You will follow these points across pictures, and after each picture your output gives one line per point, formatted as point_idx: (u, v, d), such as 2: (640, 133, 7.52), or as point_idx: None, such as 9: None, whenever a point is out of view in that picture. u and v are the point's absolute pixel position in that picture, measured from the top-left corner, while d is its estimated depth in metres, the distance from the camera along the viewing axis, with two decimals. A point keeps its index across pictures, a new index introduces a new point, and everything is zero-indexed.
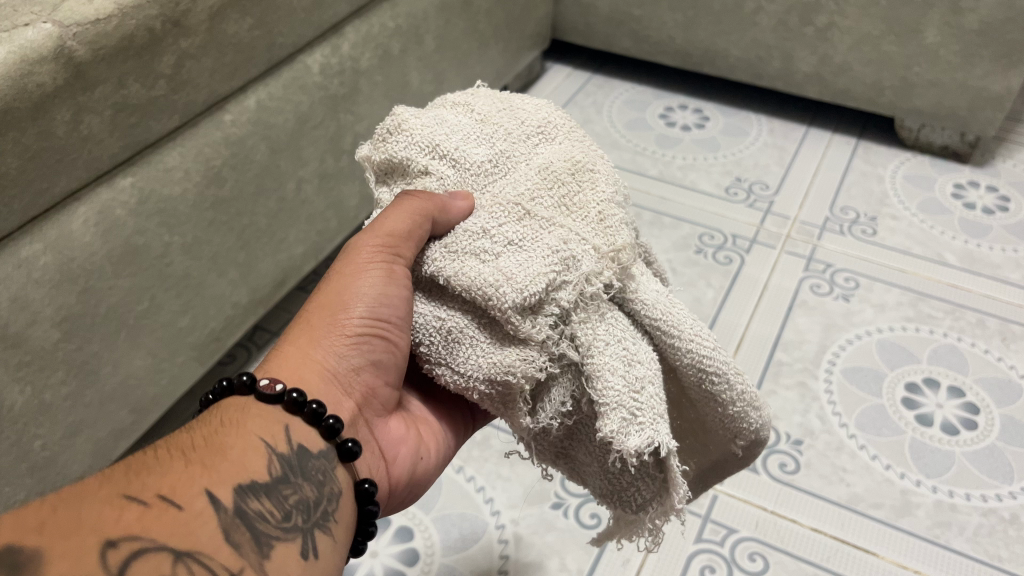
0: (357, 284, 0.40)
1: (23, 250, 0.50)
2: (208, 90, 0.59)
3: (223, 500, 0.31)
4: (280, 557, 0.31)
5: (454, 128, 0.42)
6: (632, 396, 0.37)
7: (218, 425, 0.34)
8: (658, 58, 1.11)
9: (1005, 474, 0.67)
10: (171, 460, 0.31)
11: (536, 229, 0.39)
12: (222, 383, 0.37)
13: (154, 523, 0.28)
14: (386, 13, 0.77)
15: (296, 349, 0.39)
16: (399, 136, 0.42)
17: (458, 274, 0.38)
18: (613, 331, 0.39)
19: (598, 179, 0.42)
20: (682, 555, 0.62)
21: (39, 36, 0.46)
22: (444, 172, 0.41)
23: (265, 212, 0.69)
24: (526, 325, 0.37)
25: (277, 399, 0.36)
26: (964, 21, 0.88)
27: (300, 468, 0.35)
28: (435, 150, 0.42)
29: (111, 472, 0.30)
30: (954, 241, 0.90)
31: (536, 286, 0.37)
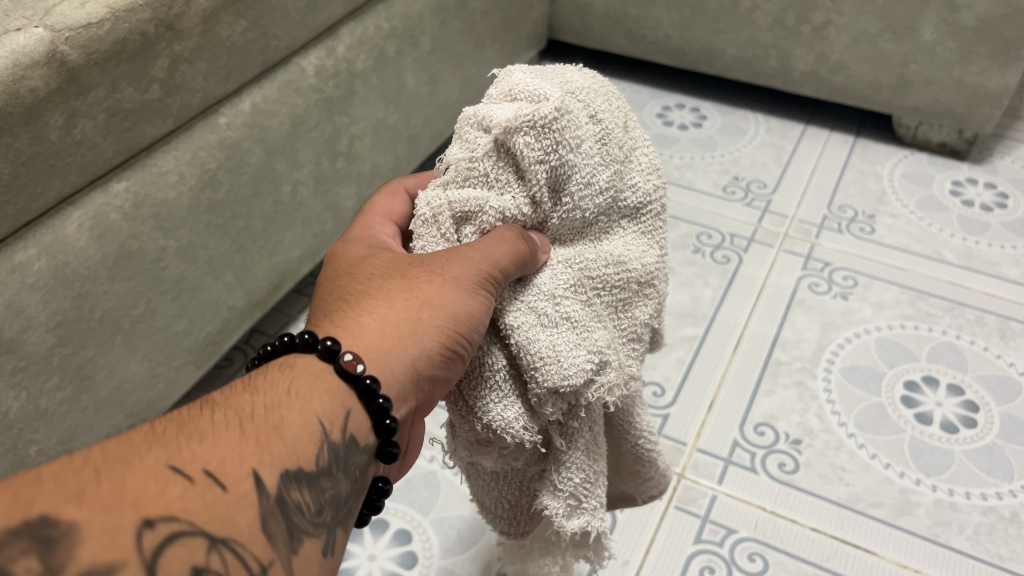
0: (450, 292, 0.36)
1: (18, 255, 0.49)
2: (202, 93, 0.59)
3: (268, 484, 0.30)
4: (305, 554, 0.30)
5: (586, 163, 0.39)
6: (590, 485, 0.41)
7: (282, 395, 0.33)
8: (655, 58, 1.10)
9: (1005, 472, 0.67)
10: (225, 429, 0.30)
11: (591, 320, 0.39)
12: (305, 337, 0.35)
13: (195, 502, 0.27)
14: (381, 14, 0.77)
15: (379, 334, 0.36)
16: (546, 142, 0.37)
17: (522, 334, 0.37)
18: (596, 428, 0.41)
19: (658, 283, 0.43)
20: (681, 556, 0.62)
21: (31, 41, 0.46)
22: (546, 205, 0.39)
23: (260, 215, 0.69)
24: (550, 408, 0.38)
25: (354, 379, 0.34)
26: (961, 18, 0.87)
27: (344, 462, 0.33)
28: (556, 177, 0.38)
29: (161, 435, 0.29)
30: (952, 238, 0.90)
31: (577, 380, 0.37)
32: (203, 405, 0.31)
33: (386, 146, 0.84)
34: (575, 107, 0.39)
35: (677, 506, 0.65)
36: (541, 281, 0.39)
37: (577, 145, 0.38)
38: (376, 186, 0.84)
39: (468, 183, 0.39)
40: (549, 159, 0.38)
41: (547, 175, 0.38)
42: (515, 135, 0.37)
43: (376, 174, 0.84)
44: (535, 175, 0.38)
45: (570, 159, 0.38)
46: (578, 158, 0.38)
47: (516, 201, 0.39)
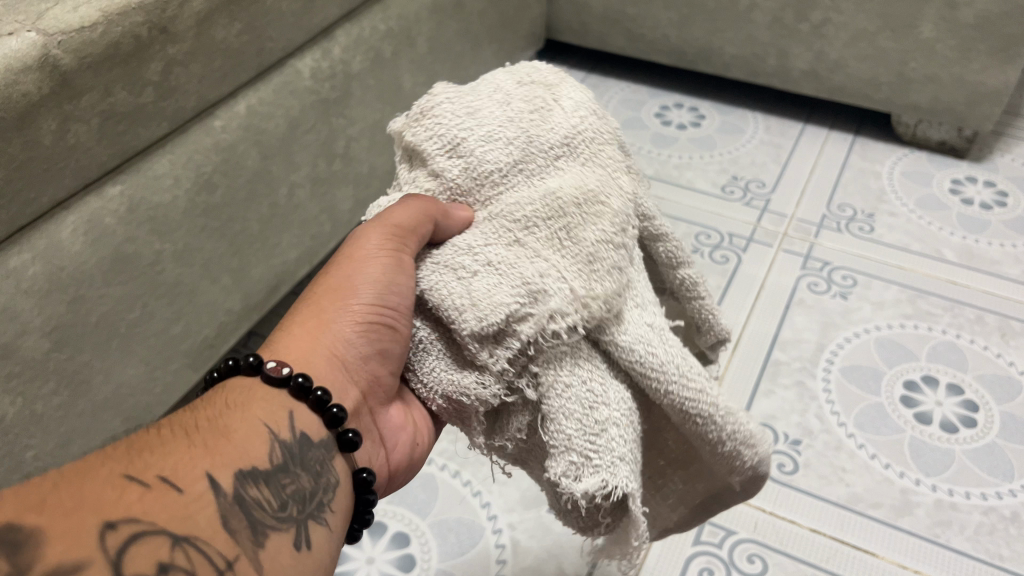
0: (360, 271, 0.39)
1: (12, 260, 0.49)
2: (197, 95, 0.59)
3: (223, 485, 0.30)
4: (274, 547, 0.31)
5: (483, 123, 0.41)
6: (588, 439, 0.37)
7: (222, 407, 0.34)
8: (653, 57, 1.10)
9: (1006, 472, 0.67)
10: (174, 441, 0.31)
11: (520, 257, 0.38)
12: (227, 362, 0.37)
13: (154, 504, 0.28)
14: (377, 16, 0.77)
15: (302, 333, 0.38)
16: (427, 122, 0.41)
17: (431, 289, 0.38)
18: (578, 373, 0.38)
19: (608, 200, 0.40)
20: (681, 558, 0.62)
21: (24, 45, 0.46)
22: (453, 175, 0.41)
23: (257, 217, 0.69)
24: (484, 352, 0.37)
25: (283, 383, 0.36)
26: (960, 15, 0.87)
27: (300, 459, 0.34)
28: (454, 148, 0.41)
29: (112, 451, 0.29)
30: (952, 236, 0.90)
31: (495, 317, 0.36)
32: (148, 427, 0.32)
33: (384, 148, 0.84)
34: (460, 97, 0.42)
35: None
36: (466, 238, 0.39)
37: (465, 121, 0.41)
38: (373, 188, 0.84)
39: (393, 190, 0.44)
40: (442, 148, 0.41)
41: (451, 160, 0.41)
42: (405, 133, 0.42)
43: (373, 176, 0.83)
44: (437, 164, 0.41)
45: (461, 137, 0.41)
46: (469, 125, 0.41)
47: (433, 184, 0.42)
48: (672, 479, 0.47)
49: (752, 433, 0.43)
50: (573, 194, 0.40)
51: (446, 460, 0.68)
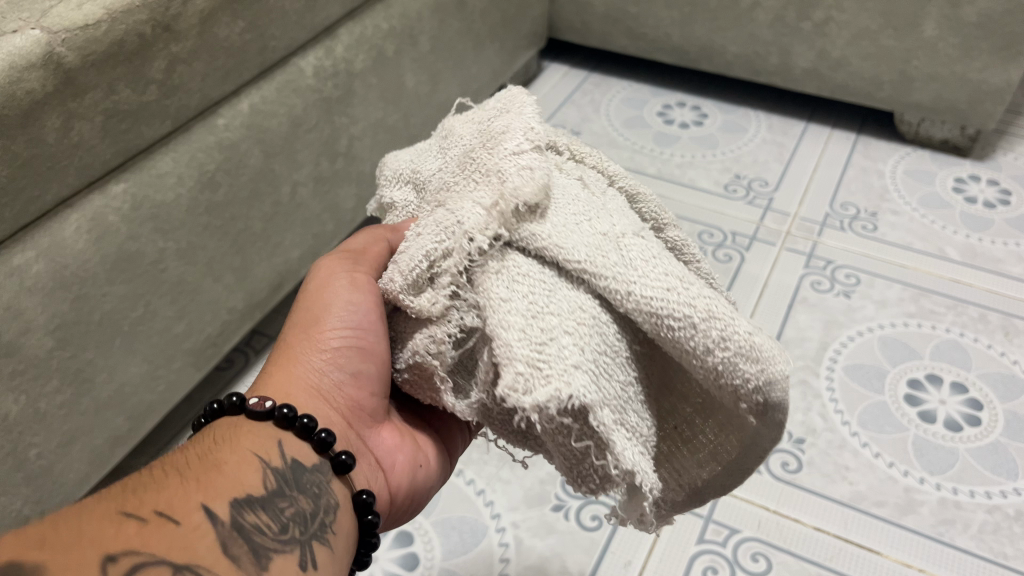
0: (325, 300, 0.41)
1: (16, 257, 0.49)
2: (201, 94, 0.59)
3: (220, 514, 0.31)
4: (278, 569, 0.31)
5: (423, 152, 0.46)
6: (533, 347, 0.34)
7: (211, 443, 0.34)
8: (655, 56, 1.10)
9: (1010, 471, 0.67)
10: (168, 477, 0.31)
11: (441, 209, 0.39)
12: (213, 406, 0.38)
13: (152, 537, 0.28)
14: (380, 14, 0.77)
15: (278, 371, 0.40)
16: (380, 175, 0.47)
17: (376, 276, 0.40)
18: (516, 287, 0.36)
19: (514, 127, 0.40)
20: (684, 556, 0.61)
21: (27, 43, 0.45)
22: (405, 200, 0.45)
23: (260, 216, 0.69)
24: (419, 298, 0.37)
25: (268, 416, 0.36)
26: (963, 13, 0.87)
27: (295, 482, 0.35)
28: (402, 179, 0.45)
29: (108, 493, 0.30)
30: (955, 235, 0.90)
31: (414, 259, 0.37)
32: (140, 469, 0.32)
33: (386, 147, 0.83)
34: (413, 153, 0.47)
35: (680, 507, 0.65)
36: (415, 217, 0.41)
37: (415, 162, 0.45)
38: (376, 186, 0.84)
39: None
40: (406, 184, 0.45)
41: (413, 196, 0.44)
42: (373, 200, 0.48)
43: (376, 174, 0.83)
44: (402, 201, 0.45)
45: (415, 171, 0.45)
46: (409, 162, 0.45)
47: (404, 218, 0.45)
48: (700, 431, 0.41)
49: (761, 342, 0.35)
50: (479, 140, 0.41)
51: None
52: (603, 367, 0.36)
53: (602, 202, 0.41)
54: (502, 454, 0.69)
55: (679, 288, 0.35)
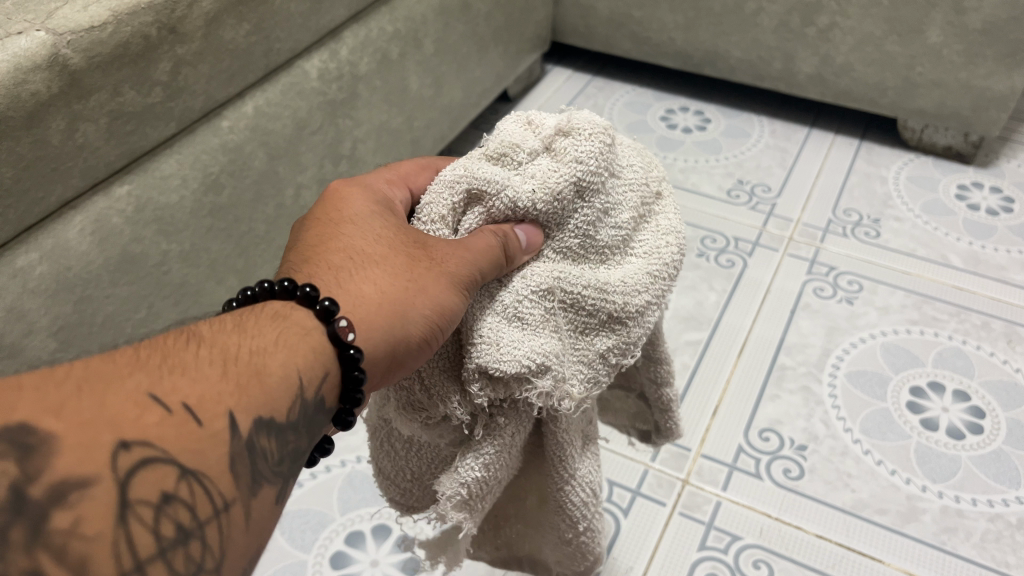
0: (443, 284, 0.36)
1: (20, 259, 0.49)
2: (206, 96, 0.59)
3: (241, 427, 0.29)
4: (264, 500, 0.30)
5: (611, 202, 0.40)
6: (483, 491, 0.41)
7: (269, 342, 0.32)
8: (659, 60, 1.10)
9: (1012, 480, 0.67)
10: (209, 365, 0.30)
11: (541, 323, 0.38)
12: (306, 289, 0.34)
13: (170, 431, 0.27)
14: (384, 17, 0.77)
15: (368, 311, 0.35)
16: (585, 144, 0.38)
17: (468, 314, 0.38)
18: (516, 443, 0.41)
19: (640, 331, 0.41)
20: (686, 564, 0.61)
21: (32, 44, 0.46)
22: (575, 214, 0.39)
23: (264, 218, 0.69)
24: (477, 390, 0.37)
25: (340, 346, 0.34)
26: (967, 20, 0.87)
27: (313, 419, 0.33)
28: (583, 191, 0.39)
29: (144, 362, 0.29)
30: (957, 242, 0.90)
31: (505, 371, 0.36)
32: (187, 337, 0.31)
33: (389, 149, 0.83)
34: (610, 153, 0.39)
35: (680, 513, 0.65)
36: (557, 240, 0.40)
37: (608, 176, 0.40)
38: None
39: (494, 161, 0.40)
40: (578, 184, 0.39)
41: (577, 202, 0.39)
42: (558, 141, 0.39)
43: None
44: (562, 204, 0.39)
45: (604, 178, 0.39)
46: (604, 199, 0.40)
47: (533, 192, 0.38)
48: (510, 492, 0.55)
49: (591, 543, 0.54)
50: (620, 300, 0.39)
51: None
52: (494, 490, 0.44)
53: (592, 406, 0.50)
54: None
55: (588, 504, 0.51)
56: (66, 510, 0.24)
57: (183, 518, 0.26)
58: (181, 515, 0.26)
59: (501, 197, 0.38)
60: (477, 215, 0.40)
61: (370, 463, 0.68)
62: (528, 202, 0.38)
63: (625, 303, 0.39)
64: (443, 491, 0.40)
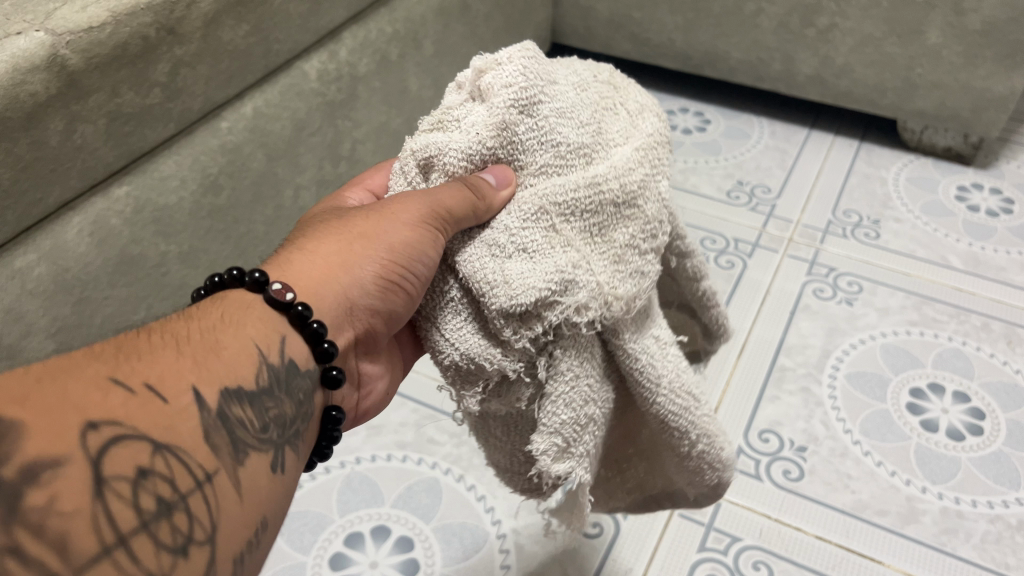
0: (396, 231, 0.39)
1: (18, 260, 0.49)
2: (204, 96, 0.59)
3: (209, 400, 0.30)
4: (251, 466, 0.31)
5: (563, 107, 0.41)
6: (575, 432, 0.40)
7: (218, 320, 0.34)
8: (658, 61, 1.10)
9: (1012, 481, 0.66)
10: (165, 347, 0.31)
11: (553, 245, 0.39)
12: (232, 273, 0.37)
13: (138, 410, 0.27)
14: (384, 18, 0.77)
15: (323, 270, 0.39)
16: (508, 68, 0.40)
17: (466, 264, 0.39)
18: (587, 369, 0.40)
19: (649, 210, 0.41)
20: (686, 565, 0.61)
21: (31, 45, 0.46)
22: (523, 133, 0.40)
23: (263, 220, 0.69)
24: (510, 331, 0.38)
25: (284, 308, 0.36)
26: (966, 21, 0.87)
27: (285, 384, 0.35)
28: (530, 109, 0.40)
29: (100, 351, 0.29)
30: (958, 243, 0.90)
31: (525, 298, 0.37)
32: (139, 329, 0.32)
33: (389, 150, 0.83)
34: (538, 63, 0.40)
35: (680, 514, 0.64)
36: (534, 162, 0.40)
37: (547, 87, 0.40)
38: None
39: (438, 129, 0.42)
40: (517, 103, 0.39)
41: (528, 121, 0.40)
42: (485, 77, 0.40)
43: None
44: (515, 130, 0.40)
45: (541, 92, 0.40)
46: (552, 109, 0.40)
47: (480, 136, 0.40)
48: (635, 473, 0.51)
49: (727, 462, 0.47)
50: (616, 190, 0.40)
51: (450, 463, 0.68)
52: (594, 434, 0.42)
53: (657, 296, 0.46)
54: None
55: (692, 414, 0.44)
56: (41, 490, 0.24)
57: (163, 491, 0.27)
58: (161, 488, 0.27)
59: (455, 151, 0.40)
60: (438, 179, 0.41)
61: (370, 464, 0.68)
62: (481, 146, 0.40)
63: (624, 185, 0.40)
64: (538, 450, 0.40)
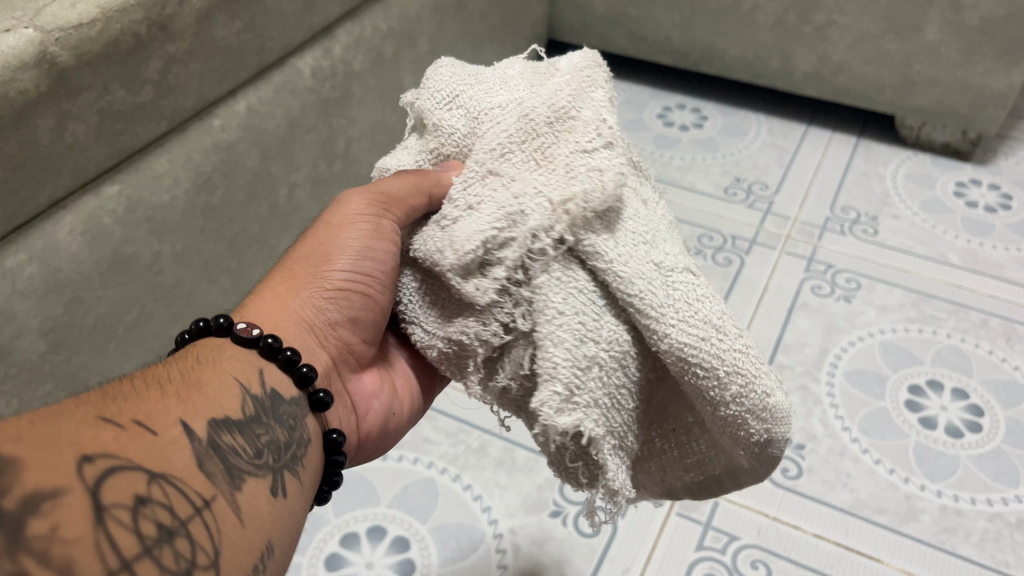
0: (343, 234, 0.41)
1: (8, 260, 0.49)
2: (197, 94, 0.58)
3: (198, 431, 0.30)
4: (250, 491, 0.31)
5: (480, 84, 0.43)
6: (576, 373, 0.35)
7: (195, 362, 0.34)
8: (655, 58, 1.09)
9: (1011, 478, 0.66)
10: (147, 390, 0.31)
11: (496, 188, 0.38)
12: (199, 323, 0.37)
13: (130, 443, 0.27)
14: (378, 15, 0.77)
15: (274, 296, 0.40)
16: (425, 87, 0.44)
17: (422, 245, 0.40)
18: (571, 302, 0.36)
19: (587, 117, 0.40)
20: (684, 564, 0.61)
21: (20, 42, 0.45)
22: (456, 125, 0.42)
23: (256, 218, 0.68)
24: (469, 285, 0.37)
25: (254, 343, 0.37)
26: (965, 17, 0.87)
27: (271, 411, 0.35)
28: (454, 102, 0.43)
29: (85, 398, 0.29)
30: (956, 240, 0.89)
31: (470, 244, 0.36)
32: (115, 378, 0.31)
33: (384, 147, 0.83)
34: (451, 70, 0.44)
35: (679, 513, 0.64)
36: (473, 139, 0.42)
37: (467, 79, 0.43)
38: None
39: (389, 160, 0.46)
40: (442, 104, 0.43)
41: (456, 114, 0.42)
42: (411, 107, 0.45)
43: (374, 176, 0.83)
44: (448, 126, 0.42)
45: (463, 89, 0.43)
46: (474, 91, 0.42)
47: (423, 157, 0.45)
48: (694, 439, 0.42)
49: (775, 404, 0.38)
50: (545, 113, 0.40)
51: (446, 464, 0.68)
52: (611, 384, 0.37)
53: (655, 219, 0.41)
54: (499, 460, 0.68)
55: (710, 339, 0.36)
56: (43, 519, 0.23)
57: (164, 518, 0.26)
58: (161, 515, 0.26)
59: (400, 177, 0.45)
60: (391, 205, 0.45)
61: (366, 465, 0.68)
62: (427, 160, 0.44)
63: (552, 106, 0.40)
64: (539, 402, 0.35)
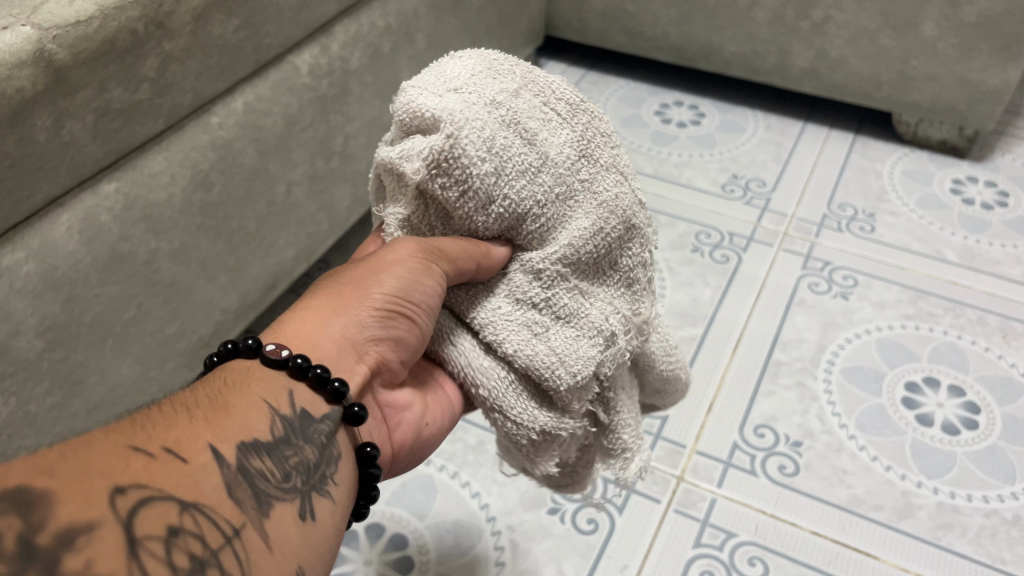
0: (390, 270, 0.39)
1: (6, 258, 0.48)
2: (194, 92, 0.58)
3: (227, 456, 0.30)
4: (280, 516, 0.31)
5: (513, 170, 0.39)
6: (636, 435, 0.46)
7: (222, 385, 0.34)
8: (653, 54, 1.09)
9: (1007, 475, 0.66)
10: (176, 414, 0.31)
11: (580, 303, 0.41)
12: (227, 345, 0.37)
13: (160, 472, 0.27)
14: (376, 12, 0.76)
15: (315, 316, 0.39)
16: (450, 177, 0.38)
17: (517, 352, 0.40)
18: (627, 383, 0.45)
19: (642, 221, 0.43)
20: (682, 560, 0.61)
21: (17, 40, 0.45)
22: (491, 223, 0.40)
23: (254, 216, 0.68)
24: (576, 401, 0.41)
25: (282, 364, 0.36)
26: (962, 13, 0.87)
27: (301, 432, 0.34)
28: (490, 202, 0.40)
29: (115, 425, 0.29)
30: (952, 237, 0.89)
31: (586, 368, 0.40)
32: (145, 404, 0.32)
33: None
34: (473, 142, 0.38)
35: (675, 510, 0.64)
36: (520, 228, 0.41)
37: (500, 161, 0.39)
38: None
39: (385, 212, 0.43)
40: (476, 203, 0.39)
41: (491, 214, 0.40)
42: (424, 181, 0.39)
43: None
44: (482, 224, 0.40)
45: (506, 184, 0.39)
46: (512, 187, 0.39)
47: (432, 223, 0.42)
48: None
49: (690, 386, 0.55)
50: (615, 220, 0.42)
51: (444, 461, 0.68)
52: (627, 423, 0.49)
53: None
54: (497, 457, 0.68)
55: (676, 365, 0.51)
56: (77, 554, 0.24)
57: (195, 549, 0.27)
58: (192, 545, 0.27)
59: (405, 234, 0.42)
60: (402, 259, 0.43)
61: None
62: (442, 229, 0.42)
63: (618, 213, 0.42)
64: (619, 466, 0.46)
